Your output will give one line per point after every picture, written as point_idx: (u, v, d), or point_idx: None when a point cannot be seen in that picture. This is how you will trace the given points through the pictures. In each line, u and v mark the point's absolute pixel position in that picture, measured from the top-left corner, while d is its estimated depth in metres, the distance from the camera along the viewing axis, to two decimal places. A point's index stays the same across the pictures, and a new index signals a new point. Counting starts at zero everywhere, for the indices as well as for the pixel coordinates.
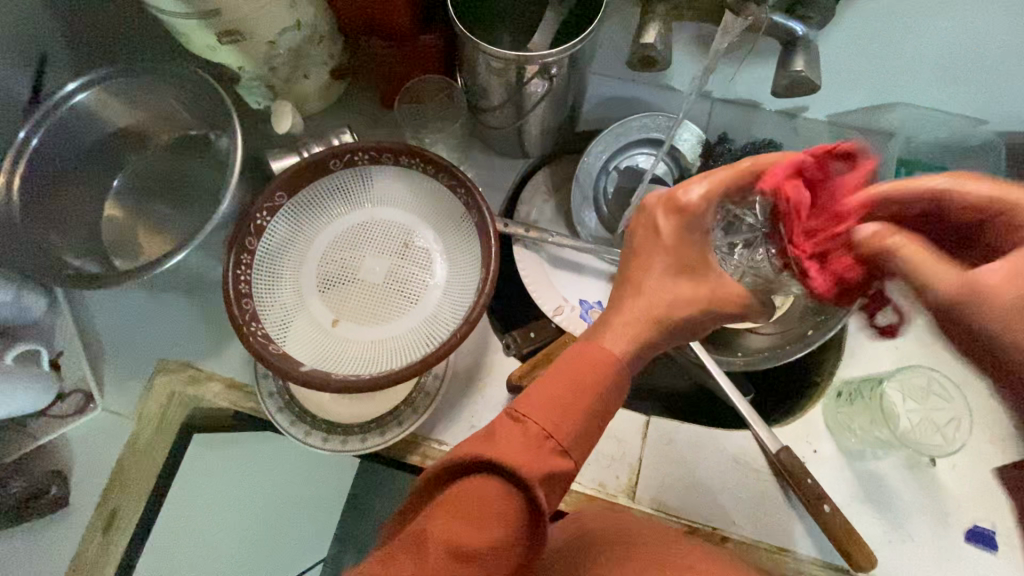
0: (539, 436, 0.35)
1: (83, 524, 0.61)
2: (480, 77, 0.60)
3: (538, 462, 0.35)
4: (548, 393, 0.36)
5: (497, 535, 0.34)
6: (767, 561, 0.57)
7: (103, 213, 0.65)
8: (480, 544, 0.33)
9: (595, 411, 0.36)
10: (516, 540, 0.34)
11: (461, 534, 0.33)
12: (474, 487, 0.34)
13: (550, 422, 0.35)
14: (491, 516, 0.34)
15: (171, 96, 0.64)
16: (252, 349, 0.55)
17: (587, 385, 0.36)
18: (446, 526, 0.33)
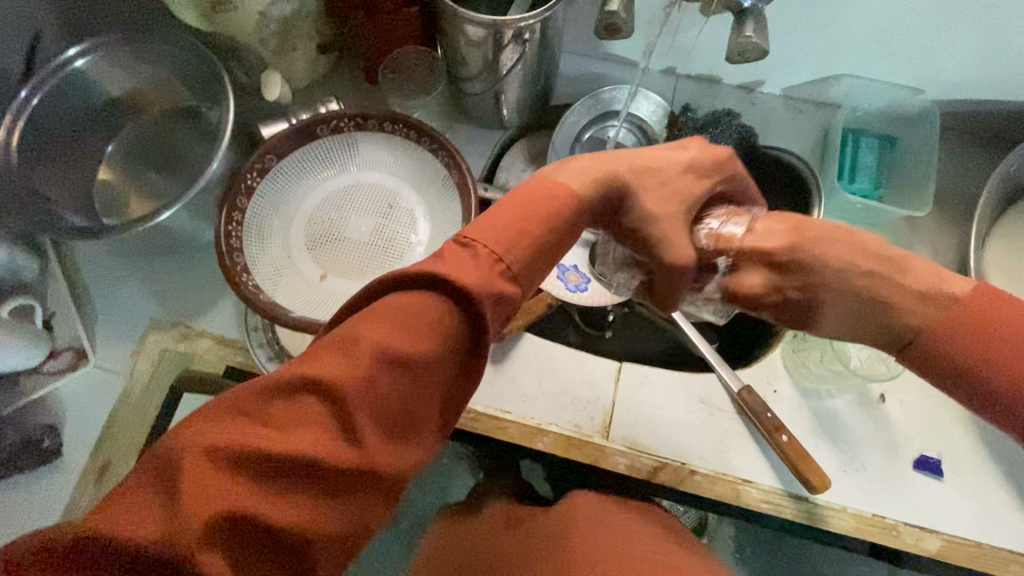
0: (486, 264, 0.36)
1: (76, 475, 0.64)
2: (459, 46, 0.64)
3: (474, 273, 0.35)
4: (503, 230, 0.37)
5: (429, 344, 0.35)
6: (731, 492, 0.61)
7: (98, 178, 0.68)
8: (411, 347, 0.34)
9: (537, 216, 0.37)
10: (446, 355, 0.36)
11: (389, 336, 0.34)
12: (395, 300, 0.35)
13: (490, 233, 0.36)
14: (424, 327, 0.35)
15: (165, 66, 0.67)
16: (244, 296, 0.58)
17: (545, 229, 0.37)
18: (376, 327, 0.34)
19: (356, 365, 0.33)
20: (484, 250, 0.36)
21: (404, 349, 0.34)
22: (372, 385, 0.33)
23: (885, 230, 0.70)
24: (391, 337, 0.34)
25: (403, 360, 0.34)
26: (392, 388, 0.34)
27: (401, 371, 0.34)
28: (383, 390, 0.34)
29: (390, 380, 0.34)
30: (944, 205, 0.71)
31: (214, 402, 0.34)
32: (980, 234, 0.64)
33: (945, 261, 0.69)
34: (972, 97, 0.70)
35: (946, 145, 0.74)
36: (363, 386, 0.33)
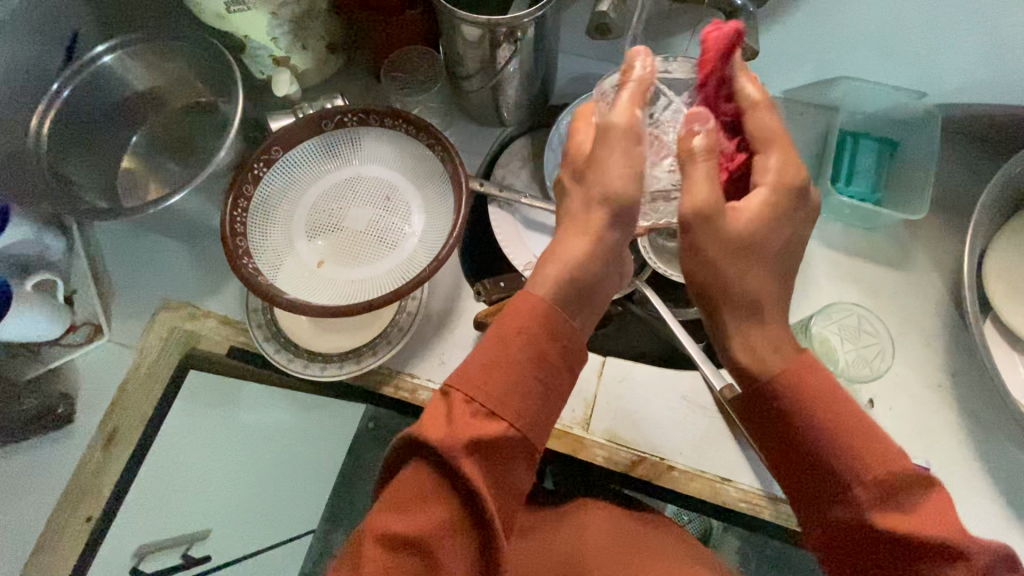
0: (462, 462, 0.39)
1: (87, 440, 0.68)
2: (457, 46, 0.67)
3: (471, 431, 0.40)
4: (487, 392, 0.41)
5: (432, 526, 0.39)
6: (709, 490, 0.61)
7: (121, 165, 0.73)
8: (421, 529, 0.39)
9: (529, 379, 0.42)
10: (462, 516, 0.40)
11: (395, 524, 0.40)
12: (407, 485, 0.40)
13: (483, 396, 0.41)
14: (424, 514, 0.40)
15: (185, 62, 0.72)
16: (244, 276, 0.62)
17: (522, 375, 0.42)
18: (380, 556, 0.39)
19: (371, 567, 0.39)
20: (464, 408, 0.41)
21: (411, 541, 0.39)
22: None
23: (881, 234, 0.69)
24: None
25: (416, 566, 0.39)
26: (413, 574, 0.39)
27: (419, 561, 0.39)
28: None
29: (407, 566, 0.39)
30: (941, 210, 0.70)
31: None
32: (978, 240, 0.63)
33: (942, 267, 0.68)
34: (974, 102, 0.69)
35: (947, 150, 0.72)
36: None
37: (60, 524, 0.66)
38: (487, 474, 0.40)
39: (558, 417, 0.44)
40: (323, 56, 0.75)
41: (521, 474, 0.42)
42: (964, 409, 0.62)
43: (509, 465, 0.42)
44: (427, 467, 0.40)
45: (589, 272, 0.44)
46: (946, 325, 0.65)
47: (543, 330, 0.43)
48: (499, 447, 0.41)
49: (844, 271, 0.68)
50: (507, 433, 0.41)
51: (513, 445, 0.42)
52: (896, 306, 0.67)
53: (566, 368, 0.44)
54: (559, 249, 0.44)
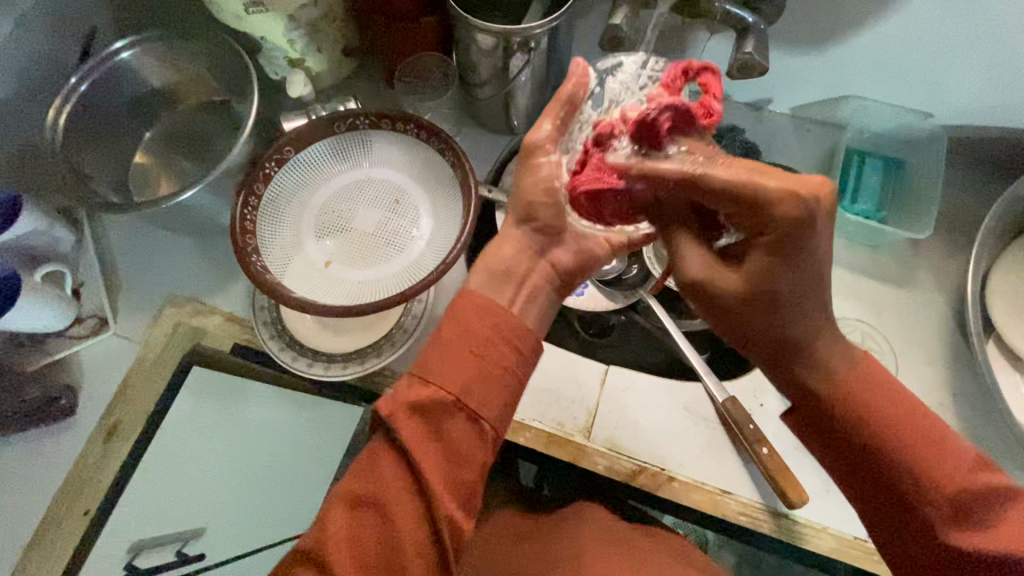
0: (402, 424, 0.43)
1: (89, 432, 0.68)
2: (471, 54, 0.68)
3: (408, 396, 0.44)
4: (425, 364, 0.44)
5: (383, 485, 0.43)
6: (708, 501, 0.61)
7: (134, 159, 0.74)
8: (370, 490, 0.43)
9: (465, 349, 0.44)
10: (407, 478, 0.43)
11: (353, 488, 0.43)
12: (368, 452, 0.44)
13: (418, 367, 0.45)
14: (375, 476, 0.43)
15: (201, 60, 0.73)
16: (252, 273, 0.62)
17: (457, 347, 0.44)
18: (337, 514, 0.42)
19: (330, 525, 0.42)
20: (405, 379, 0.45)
21: (366, 502, 0.43)
22: (348, 540, 0.42)
23: (885, 252, 0.70)
24: (359, 540, 0.42)
25: (373, 524, 0.42)
26: (367, 533, 0.42)
27: (371, 515, 0.43)
28: (362, 535, 0.42)
29: (363, 524, 0.42)
30: (946, 230, 0.70)
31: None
32: (981, 260, 0.64)
33: (946, 286, 0.68)
34: (980, 125, 0.70)
35: (953, 171, 0.73)
36: (340, 538, 0.42)
37: (59, 515, 0.66)
38: (425, 434, 0.43)
39: (504, 383, 0.45)
40: (337, 60, 0.76)
41: (464, 439, 0.44)
42: (965, 428, 0.62)
43: (451, 428, 0.44)
44: (380, 438, 0.44)
45: (518, 258, 0.50)
46: (948, 343, 0.66)
47: (470, 308, 0.46)
48: (438, 412, 0.43)
49: (847, 288, 0.69)
50: (444, 399, 0.43)
51: (453, 411, 0.44)
52: (899, 324, 0.67)
53: (507, 339, 0.45)
54: (493, 248, 0.51)
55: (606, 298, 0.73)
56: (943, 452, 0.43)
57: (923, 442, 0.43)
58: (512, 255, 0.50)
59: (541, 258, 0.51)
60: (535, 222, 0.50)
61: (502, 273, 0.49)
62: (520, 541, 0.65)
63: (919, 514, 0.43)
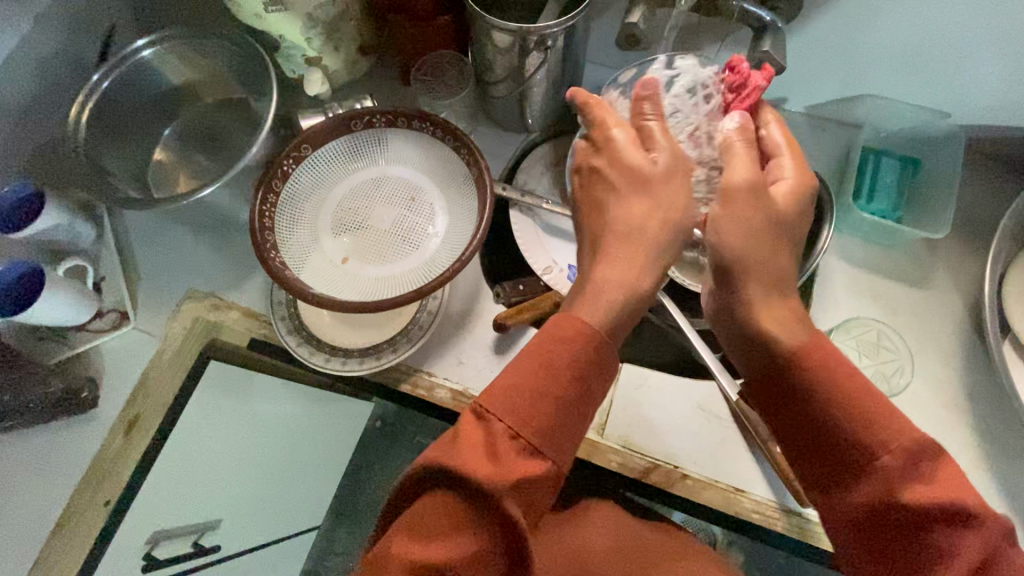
0: (505, 500, 0.38)
1: (110, 424, 0.69)
2: (486, 52, 0.68)
3: (501, 456, 0.39)
4: (519, 418, 0.40)
5: (462, 556, 0.39)
6: (722, 499, 0.61)
7: (154, 156, 0.76)
8: (445, 560, 0.38)
9: (563, 404, 0.41)
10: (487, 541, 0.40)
11: (420, 551, 0.39)
12: (436, 507, 0.39)
13: (510, 417, 0.40)
14: (450, 540, 0.39)
15: (220, 58, 0.74)
16: (271, 269, 0.63)
17: (557, 402, 0.41)
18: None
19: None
20: (497, 431, 0.40)
21: (436, 569, 0.38)
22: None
23: (901, 251, 0.70)
24: None
25: None
26: None
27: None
28: None
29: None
30: (962, 230, 0.70)
31: None
32: (998, 261, 0.63)
33: (962, 287, 0.68)
34: (999, 124, 0.69)
35: (970, 170, 0.73)
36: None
37: (81, 505, 0.67)
38: (520, 503, 0.39)
39: (586, 437, 0.43)
40: (353, 57, 0.77)
41: (552, 502, 0.42)
42: (979, 429, 0.62)
43: (540, 490, 0.40)
44: (452, 496, 0.39)
45: (633, 281, 0.44)
46: (964, 344, 0.66)
47: (581, 358, 0.41)
48: (534, 483, 0.40)
49: (863, 287, 0.69)
50: (540, 461, 0.40)
51: (546, 472, 0.40)
52: (914, 324, 0.67)
53: (602, 389, 0.43)
54: (608, 261, 0.44)
55: None
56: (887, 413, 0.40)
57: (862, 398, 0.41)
58: (626, 277, 0.43)
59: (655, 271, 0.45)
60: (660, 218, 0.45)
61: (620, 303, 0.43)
62: (532, 538, 0.66)
63: (867, 478, 0.40)
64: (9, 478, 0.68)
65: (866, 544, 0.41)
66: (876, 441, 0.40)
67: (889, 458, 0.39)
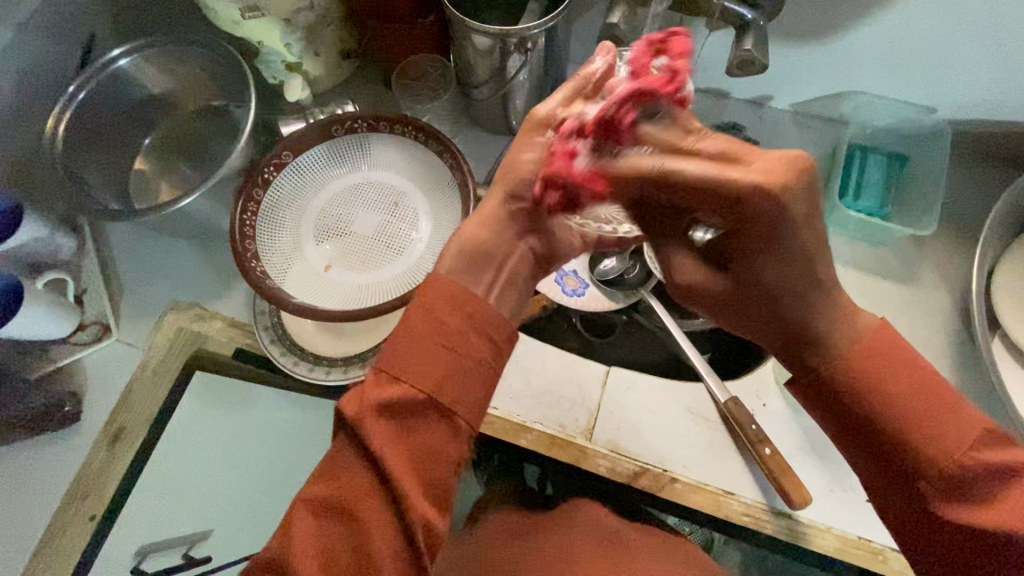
0: (368, 425, 0.41)
1: (93, 438, 0.68)
2: (467, 55, 0.67)
3: (378, 396, 0.41)
4: (393, 361, 0.42)
5: (350, 488, 0.41)
6: (712, 502, 0.60)
7: (133, 165, 0.75)
8: (338, 493, 0.42)
9: (438, 345, 0.42)
10: (372, 474, 0.42)
11: (319, 491, 0.42)
12: (335, 449, 0.43)
13: (386, 361, 0.42)
14: (341, 477, 0.42)
15: (199, 65, 0.73)
16: (251, 279, 0.62)
17: (428, 340, 0.42)
18: (303, 518, 0.41)
19: (296, 532, 0.41)
20: (374, 376, 0.43)
21: (333, 504, 0.42)
22: (315, 544, 0.41)
23: (888, 249, 0.69)
24: (331, 547, 0.41)
25: (343, 528, 0.41)
26: (336, 536, 0.41)
27: (341, 521, 0.42)
28: (332, 540, 0.41)
29: (331, 531, 0.41)
30: (951, 227, 0.70)
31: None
32: (985, 257, 0.63)
33: (951, 284, 0.67)
34: (985, 118, 0.69)
35: (957, 166, 0.72)
36: (308, 548, 0.41)
37: (63, 521, 0.66)
38: (398, 435, 0.42)
39: (477, 379, 0.43)
40: (335, 63, 0.76)
41: (434, 432, 0.42)
42: None
43: (424, 429, 0.42)
44: (346, 438, 0.43)
45: (494, 238, 0.47)
46: (953, 341, 0.65)
47: (437, 298, 0.43)
48: (406, 412, 0.42)
49: (851, 285, 0.68)
50: (416, 398, 0.42)
51: (426, 408, 0.42)
52: (903, 321, 0.66)
53: (480, 330, 0.43)
54: (466, 224, 0.47)
55: (606, 298, 0.73)
56: (948, 414, 0.40)
57: (922, 393, 0.41)
58: (490, 231, 0.47)
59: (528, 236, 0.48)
60: (522, 202, 0.47)
61: (481, 253, 0.46)
62: (517, 536, 0.65)
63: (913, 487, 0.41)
64: None
65: (920, 541, 0.42)
66: (927, 458, 0.40)
67: (933, 468, 0.40)
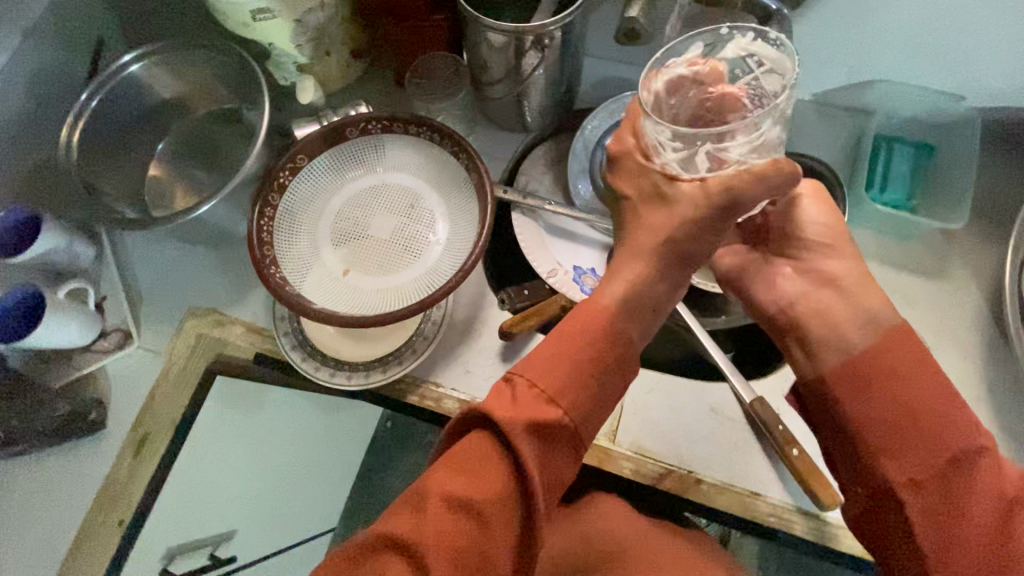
0: (518, 442, 0.41)
1: (118, 446, 0.69)
2: (481, 52, 0.66)
3: (531, 413, 0.42)
4: (547, 380, 0.43)
5: (489, 493, 0.41)
6: (738, 503, 0.60)
7: (149, 174, 0.73)
8: (474, 493, 0.41)
9: (589, 374, 0.43)
10: (510, 487, 0.41)
11: (456, 487, 0.41)
12: (476, 448, 0.42)
13: (538, 379, 0.43)
14: (479, 478, 0.41)
15: (211, 68, 0.72)
16: (270, 285, 0.62)
17: (583, 373, 0.43)
18: (439, 509, 0.41)
19: (427, 519, 0.40)
20: (524, 388, 0.43)
21: (466, 501, 0.41)
22: (445, 536, 0.40)
23: (917, 243, 0.67)
24: (456, 542, 0.40)
25: (468, 527, 0.41)
26: (466, 534, 0.40)
27: (468, 522, 0.41)
28: (458, 536, 0.40)
29: (460, 529, 0.40)
30: (981, 218, 0.68)
31: (332, 560, 0.42)
32: (1018, 248, 0.61)
33: (982, 278, 0.66)
34: (1015, 105, 0.67)
35: (989, 155, 0.70)
36: (436, 536, 0.40)
37: (92, 527, 0.67)
38: (540, 455, 0.42)
39: (609, 416, 0.45)
40: (346, 62, 0.75)
41: (567, 465, 0.43)
42: (1006, 427, 0.60)
43: (559, 454, 0.43)
44: (488, 437, 0.42)
45: (657, 296, 0.45)
46: (986, 337, 0.64)
47: (597, 343, 0.43)
48: (547, 440, 0.42)
49: (876, 280, 0.67)
50: (563, 424, 0.42)
51: (568, 439, 0.43)
52: (932, 317, 0.65)
53: (623, 375, 0.45)
54: (625, 270, 0.45)
55: None
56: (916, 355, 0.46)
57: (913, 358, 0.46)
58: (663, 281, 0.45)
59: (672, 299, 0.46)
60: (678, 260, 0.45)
61: (650, 302, 0.45)
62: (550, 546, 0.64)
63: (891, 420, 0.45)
64: (21, 502, 0.68)
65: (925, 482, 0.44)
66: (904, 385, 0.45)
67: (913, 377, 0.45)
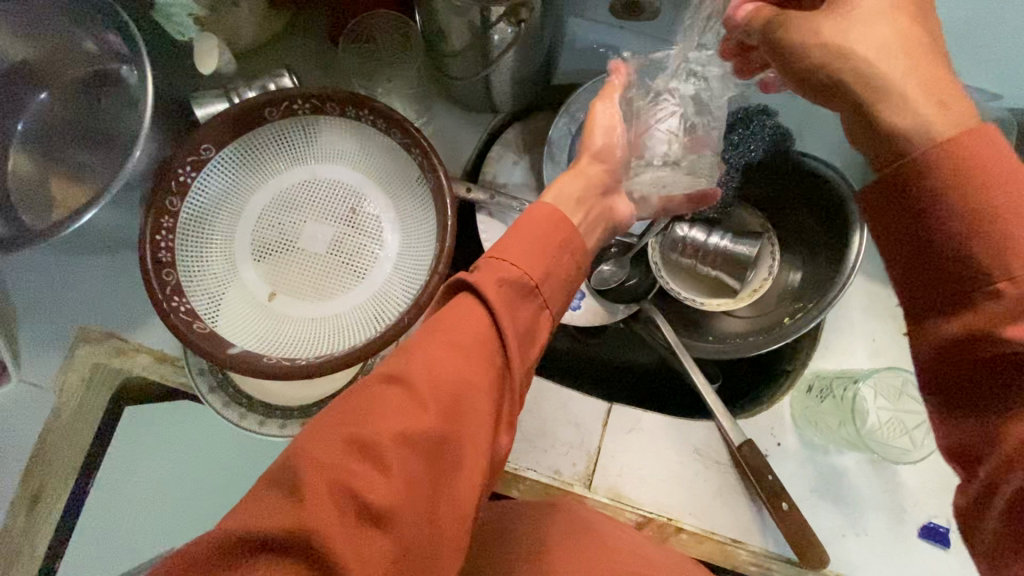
0: (498, 289, 0.34)
1: (7, 498, 0.58)
2: (438, 16, 0.51)
3: (502, 271, 0.35)
4: (512, 245, 0.36)
5: (474, 338, 0.33)
6: (718, 553, 0.56)
7: (7, 162, 0.57)
8: (461, 330, 0.32)
9: (561, 235, 0.37)
10: (492, 337, 0.33)
11: (437, 332, 0.33)
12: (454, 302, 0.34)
13: (508, 243, 0.36)
14: (462, 322, 0.33)
15: (73, 23, 0.55)
16: (173, 327, 0.50)
17: (551, 233, 0.37)
18: (433, 345, 0.32)
19: (416, 355, 0.32)
20: (498, 257, 0.35)
21: (450, 340, 0.32)
22: (438, 375, 0.31)
23: None
24: (442, 380, 0.31)
25: (455, 364, 0.32)
26: (454, 371, 0.32)
27: (457, 358, 0.32)
28: (447, 374, 0.31)
29: (447, 363, 0.32)
30: None
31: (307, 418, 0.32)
32: None
33: None
34: None
35: None
36: (423, 372, 0.31)
37: None
38: (515, 309, 0.34)
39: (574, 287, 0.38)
40: (261, 13, 0.58)
41: (540, 326, 0.36)
42: None
43: (531, 315, 0.35)
44: (467, 293, 0.34)
45: (590, 186, 0.43)
46: None
47: (560, 214, 0.37)
48: (519, 295, 0.35)
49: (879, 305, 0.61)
50: (530, 281, 0.35)
51: (537, 298, 0.36)
52: None
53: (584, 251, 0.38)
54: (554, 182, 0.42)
55: (604, 310, 0.64)
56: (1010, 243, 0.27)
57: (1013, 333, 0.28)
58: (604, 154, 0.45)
59: (604, 201, 0.44)
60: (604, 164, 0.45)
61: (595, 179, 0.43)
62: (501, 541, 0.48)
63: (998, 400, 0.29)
64: None
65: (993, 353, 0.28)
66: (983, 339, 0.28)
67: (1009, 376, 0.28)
